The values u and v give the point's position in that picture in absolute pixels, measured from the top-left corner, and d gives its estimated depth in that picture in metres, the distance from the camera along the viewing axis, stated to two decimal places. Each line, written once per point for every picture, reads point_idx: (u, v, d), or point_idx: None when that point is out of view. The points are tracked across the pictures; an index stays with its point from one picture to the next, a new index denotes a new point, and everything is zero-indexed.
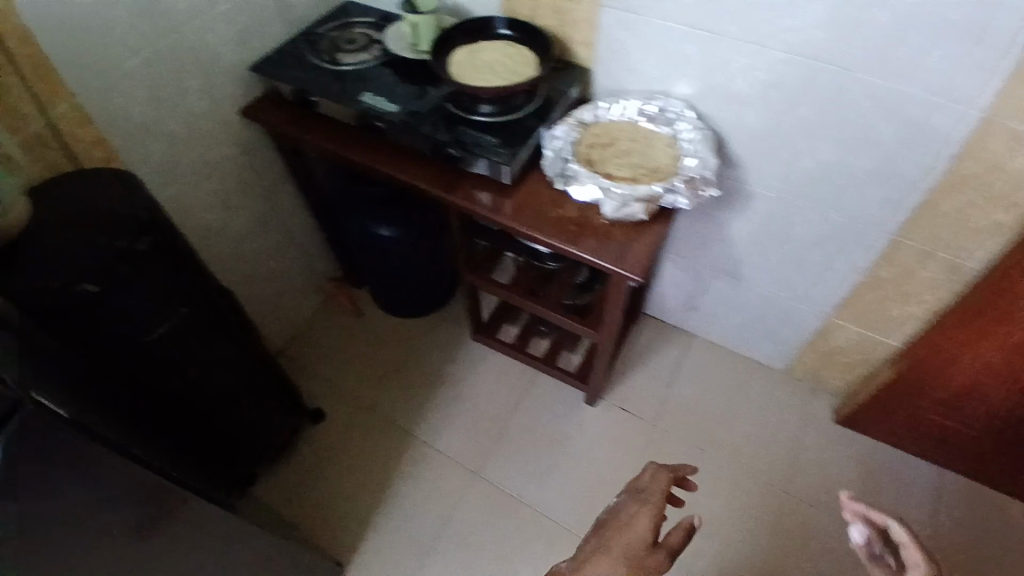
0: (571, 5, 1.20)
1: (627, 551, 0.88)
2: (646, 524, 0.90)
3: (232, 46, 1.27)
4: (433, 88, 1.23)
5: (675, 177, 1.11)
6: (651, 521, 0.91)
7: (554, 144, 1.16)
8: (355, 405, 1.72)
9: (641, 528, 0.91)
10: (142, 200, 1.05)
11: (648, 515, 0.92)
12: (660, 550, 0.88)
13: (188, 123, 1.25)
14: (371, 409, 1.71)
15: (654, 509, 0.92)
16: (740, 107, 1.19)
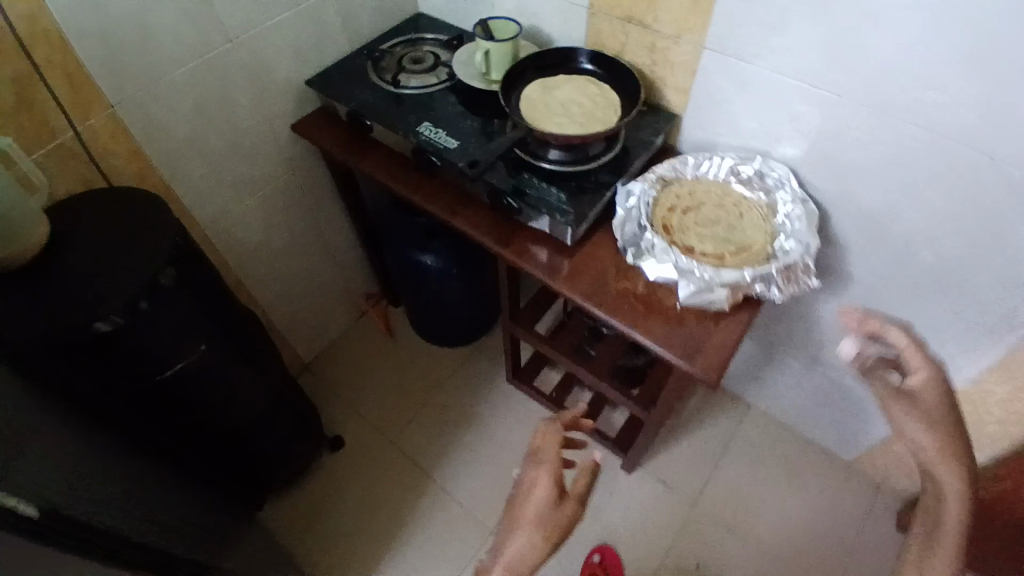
0: (669, 46, 1.05)
1: (535, 525, 0.78)
2: (546, 487, 0.79)
3: (289, 56, 1.17)
4: (500, 127, 1.10)
5: (770, 260, 0.94)
6: (552, 483, 0.80)
7: (630, 206, 1.00)
8: (375, 438, 1.59)
9: (543, 492, 0.80)
10: (171, 228, 0.96)
11: (548, 479, 0.81)
12: (572, 502, 0.79)
13: (231, 137, 1.16)
14: (391, 444, 1.58)
15: (551, 468, 0.81)
16: (853, 181, 1.01)
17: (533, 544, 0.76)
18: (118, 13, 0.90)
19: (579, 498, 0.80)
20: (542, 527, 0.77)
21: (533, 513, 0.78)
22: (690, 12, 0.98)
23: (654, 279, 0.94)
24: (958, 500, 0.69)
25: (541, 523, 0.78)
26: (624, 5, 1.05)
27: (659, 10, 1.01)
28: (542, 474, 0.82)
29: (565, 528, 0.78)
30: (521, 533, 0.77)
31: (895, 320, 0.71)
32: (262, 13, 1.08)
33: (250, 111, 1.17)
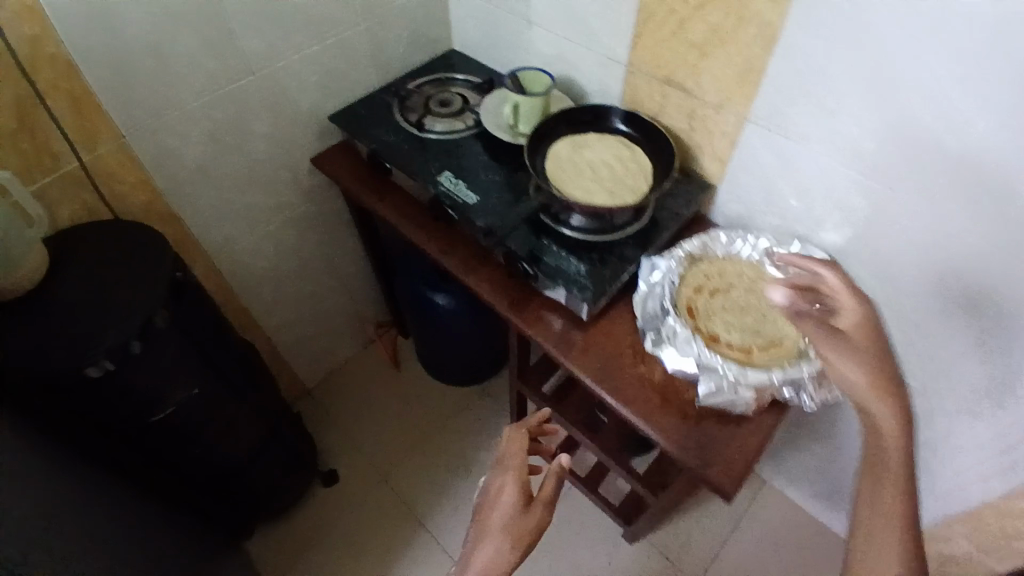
0: (710, 113, 0.98)
1: (503, 531, 0.80)
2: (514, 490, 0.82)
3: (314, 90, 1.13)
4: (523, 183, 1.04)
5: (803, 360, 0.86)
6: (519, 485, 0.85)
7: (652, 282, 0.94)
8: (370, 471, 1.49)
9: (509, 497, 0.84)
10: (166, 267, 0.93)
11: (515, 482, 0.85)
12: (541, 506, 0.82)
13: (247, 167, 1.12)
14: (386, 481, 1.48)
15: (517, 470, 0.86)
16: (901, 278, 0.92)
17: (501, 550, 0.78)
18: (133, 40, 0.87)
19: (547, 500, 0.82)
20: (511, 530, 0.80)
21: (502, 517, 0.81)
22: (736, 81, 0.92)
23: (674, 370, 0.86)
24: (906, 436, 0.64)
25: (506, 530, 0.80)
26: (665, 67, 0.99)
27: (702, 77, 0.95)
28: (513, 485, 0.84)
29: (533, 533, 0.80)
30: (491, 539, 0.79)
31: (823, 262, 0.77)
32: (286, 44, 1.04)
33: (270, 143, 1.13)
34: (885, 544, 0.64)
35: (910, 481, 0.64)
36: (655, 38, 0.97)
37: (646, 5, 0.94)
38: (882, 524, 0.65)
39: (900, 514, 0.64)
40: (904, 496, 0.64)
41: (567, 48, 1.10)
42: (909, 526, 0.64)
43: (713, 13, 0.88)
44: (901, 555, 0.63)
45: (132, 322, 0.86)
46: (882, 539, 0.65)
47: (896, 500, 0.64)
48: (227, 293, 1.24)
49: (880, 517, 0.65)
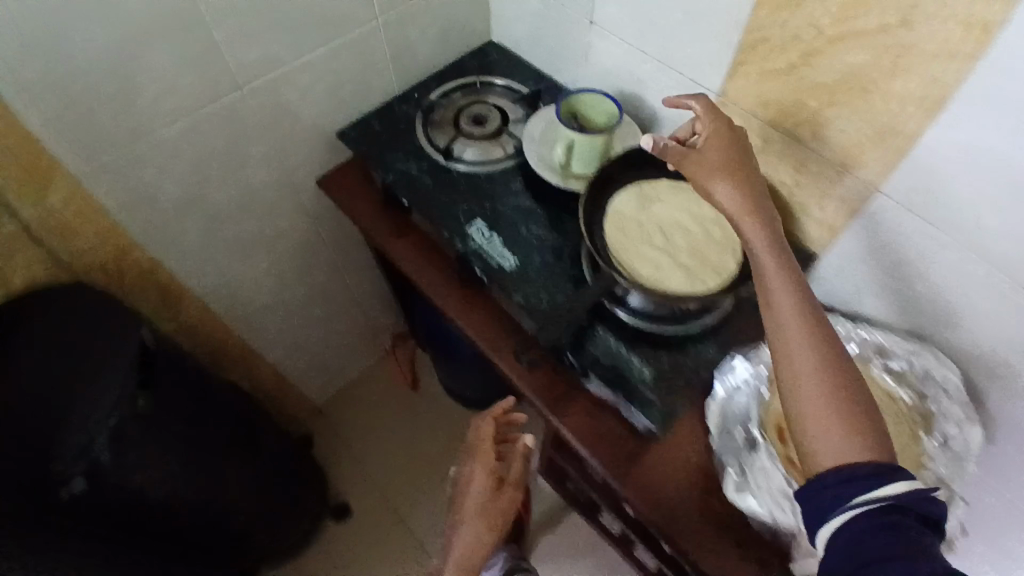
0: (828, 172, 0.75)
1: (481, 515, 0.81)
2: (487, 481, 0.82)
3: (322, 104, 0.90)
4: (574, 244, 0.84)
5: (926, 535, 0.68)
6: (490, 472, 0.84)
7: (734, 393, 0.75)
8: (387, 506, 1.34)
9: (481, 485, 0.83)
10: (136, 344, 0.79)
11: (486, 469, 0.84)
12: (510, 488, 0.83)
13: (242, 199, 0.91)
14: (402, 519, 1.32)
15: (488, 458, 0.85)
16: None
17: (478, 534, 0.80)
18: (86, 69, 0.67)
19: (513, 484, 0.84)
20: (471, 541, 0.80)
21: (480, 504, 0.81)
22: (870, 140, 0.69)
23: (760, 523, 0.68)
24: (777, 251, 0.58)
25: (481, 507, 0.82)
26: (773, 107, 0.75)
27: (826, 127, 0.72)
28: (477, 495, 0.82)
29: (501, 513, 0.82)
30: (468, 522, 0.81)
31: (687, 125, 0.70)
32: (287, 53, 0.81)
33: (268, 168, 0.92)
34: (810, 376, 0.51)
35: (803, 284, 0.56)
36: (763, 69, 0.73)
37: (757, 27, 0.70)
38: (793, 354, 0.53)
39: (808, 332, 0.53)
40: (808, 317, 0.54)
41: (639, 62, 0.85)
42: (824, 339, 0.53)
43: (854, 51, 0.64)
44: (829, 377, 0.51)
45: (101, 420, 0.74)
46: (805, 370, 0.52)
47: (803, 321, 0.54)
48: (222, 334, 1.06)
49: (784, 354, 0.53)
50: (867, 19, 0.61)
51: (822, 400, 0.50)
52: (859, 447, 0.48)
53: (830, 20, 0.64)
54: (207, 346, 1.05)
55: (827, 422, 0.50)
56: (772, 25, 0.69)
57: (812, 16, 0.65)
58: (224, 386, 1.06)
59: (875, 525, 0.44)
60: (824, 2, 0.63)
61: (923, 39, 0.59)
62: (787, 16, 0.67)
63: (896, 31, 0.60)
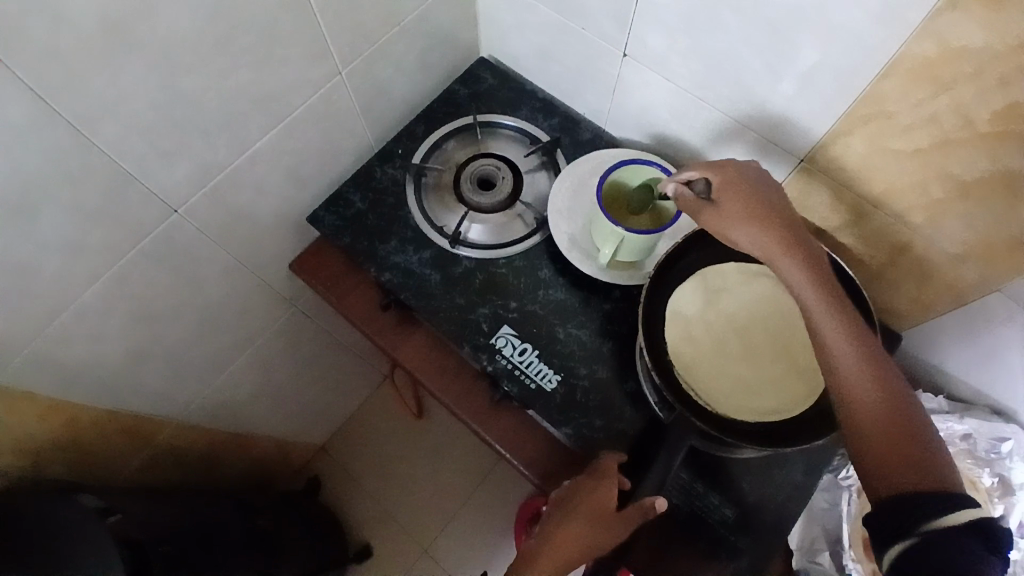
0: (938, 262, 0.61)
1: (573, 539, 0.59)
2: (595, 510, 0.59)
3: (282, 189, 0.70)
4: (625, 349, 0.69)
5: None
6: (602, 506, 0.59)
7: (817, 505, 0.65)
8: (410, 542, 1.26)
9: (585, 516, 0.59)
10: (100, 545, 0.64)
11: (596, 502, 0.59)
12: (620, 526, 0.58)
13: (202, 315, 0.73)
14: (426, 553, 1.25)
15: (604, 492, 0.59)
16: None
17: (563, 558, 0.59)
18: None
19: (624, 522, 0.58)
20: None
21: (577, 533, 0.59)
22: (1009, 245, 0.54)
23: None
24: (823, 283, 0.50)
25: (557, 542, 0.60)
26: (880, 187, 0.58)
27: (948, 220, 0.56)
28: (562, 532, 0.59)
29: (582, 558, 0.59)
30: (555, 544, 0.59)
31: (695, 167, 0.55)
32: (226, 150, 0.61)
33: (229, 272, 0.73)
34: (868, 406, 0.45)
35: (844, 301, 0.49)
36: (874, 146, 0.56)
37: (876, 99, 0.53)
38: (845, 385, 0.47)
39: (858, 358, 0.47)
40: (855, 344, 0.47)
41: (695, 109, 0.68)
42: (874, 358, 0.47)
43: (1013, 153, 0.48)
44: (885, 410, 0.45)
45: None
46: (861, 398, 0.46)
47: (853, 348, 0.47)
48: (208, 433, 0.92)
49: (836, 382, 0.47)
50: None
51: (881, 432, 0.44)
52: (921, 475, 0.42)
53: (987, 112, 0.48)
54: (191, 457, 0.91)
55: (886, 456, 0.44)
56: (899, 101, 0.52)
57: (962, 105, 0.48)
58: (223, 498, 0.92)
59: (930, 550, 0.38)
60: (985, 89, 0.46)
61: None
62: (924, 97, 0.50)
63: None
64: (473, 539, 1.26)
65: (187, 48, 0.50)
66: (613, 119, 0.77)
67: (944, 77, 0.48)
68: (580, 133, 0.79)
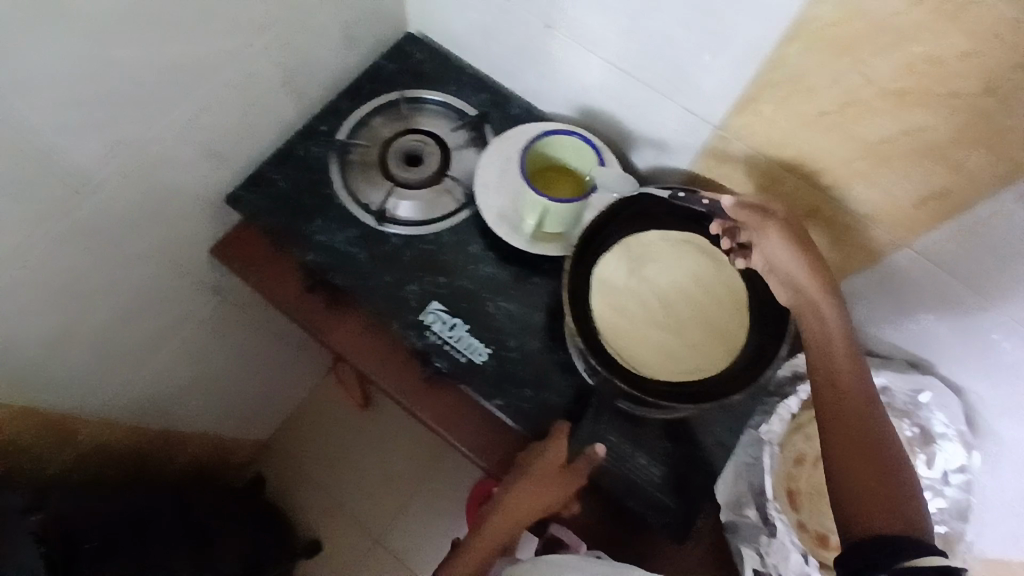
0: (852, 225, 0.62)
1: (524, 503, 0.61)
2: (546, 472, 0.61)
3: (198, 169, 0.67)
4: (557, 321, 0.70)
5: None
6: (550, 469, 0.61)
7: (742, 459, 0.68)
8: (360, 533, 1.25)
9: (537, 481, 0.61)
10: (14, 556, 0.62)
11: (546, 466, 0.61)
12: (567, 485, 0.61)
13: (120, 304, 0.70)
14: (378, 543, 1.24)
15: (554, 457, 0.61)
16: None
17: (513, 518, 0.62)
18: None
19: (574, 478, 0.62)
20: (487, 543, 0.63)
21: (529, 498, 0.61)
22: (915, 204, 0.56)
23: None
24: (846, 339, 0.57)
25: (512, 506, 0.62)
26: (794, 153, 0.60)
27: (858, 183, 0.58)
28: (518, 496, 0.61)
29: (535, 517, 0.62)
30: (506, 504, 0.62)
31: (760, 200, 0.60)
32: (133, 127, 0.57)
33: (146, 258, 0.69)
34: (857, 446, 0.51)
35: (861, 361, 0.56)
36: (787, 112, 0.57)
37: (787, 65, 0.53)
38: (839, 424, 0.53)
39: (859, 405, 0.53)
40: (860, 392, 0.54)
41: (618, 81, 0.67)
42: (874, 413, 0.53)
43: (914, 111, 0.50)
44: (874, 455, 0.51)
45: None
46: (851, 439, 0.52)
47: (854, 394, 0.54)
48: (138, 429, 0.88)
49: (832, 419, 0.54)
50: (939, 82, 0.47)
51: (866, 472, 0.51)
52: (896, 523, 0.48)
53: (889, 73, 0.49)
54: (119, 454, 0.88)
55: (867, 496, 0.49)
56: (808, 66, 0.52)
57: (865, 66, 0.49)
58: (156, 496, 0.88)
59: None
60: (887, 51, 0.48)
61: (1009, 114, 0.46)
62: (831, 61, 0.51)
63: (974, 98, 0.46)
64: (425, 526, 1.25)
65: (80, 15, 0.47)
66: (544, 95, 0.76)
67: (848, 39, 0.49)
68: (510, 108, 0.78)
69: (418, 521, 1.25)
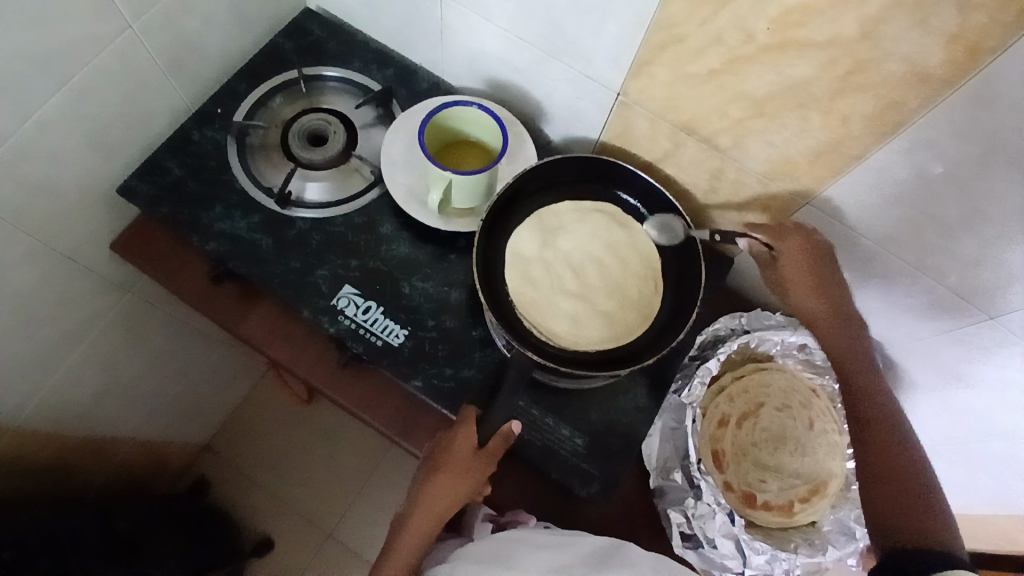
0: (751, 183, 0.63)
1: (442, 492, 0.60)
2: (460, 458, 0.60)
3: (83, 161, 0.63)
4: (474, 297, 0.69)
5: (833, 516, 0.66)
6: (462, 452, 0.60)
7: (667, 425, 0.66)
8: (314, 528, 1.22)
9: (453, 469, 0.60)
10: None
11: (459, 450, 0.60)
12: (481, 466, 0.61)
13: (16, 306, 0.64)
14: (332, 536, 1.22)
15: (466, 441, 0.61)
16: (975, 398, 0.66)
17: (433, 510, 0.60)
18: None
19: (489, 456, 0.61)
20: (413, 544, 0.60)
21: (445, 488, 0.60)
22: (809, 158, 0.56)
23: (700, 566, 0.66)
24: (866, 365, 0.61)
25: (432, 497, 0.60)
26: (688, 113, 0.59)
27: (753, 141, 0.58)
28: (437, 485, 0.60)
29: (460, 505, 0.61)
30: (425, 496, 0.61)
31: (776, 231, 0.62)
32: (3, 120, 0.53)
33: (39, 260, 0.64)
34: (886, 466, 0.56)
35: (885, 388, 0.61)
36: (676, 72, 0.56)
37: (666, 24, 0.52)
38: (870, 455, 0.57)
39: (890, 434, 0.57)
40: (889, 416, 0.58)
41: (516, 50, 0.65)
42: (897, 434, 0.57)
43: (793, 62, 0.49)
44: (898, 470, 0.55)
45: None
46: (880, 461, 0.56)
47: (881, 417, 0.58)
48: (64, 441, 0.83)
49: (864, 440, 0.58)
50: (816, 29, 0.46)
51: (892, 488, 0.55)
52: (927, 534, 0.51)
53: (766, 25, 0.48)
54: (41, 468, 0.80)
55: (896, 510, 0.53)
56: (687, 23, 0.51)
57: (742, 19, 0.48)
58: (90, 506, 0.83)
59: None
60: (760, 2, 0.47)
61: (884, 58, 0.46)
62: (708, 15, 0.50)
63: (851, 44, 0.46)
64: (380, 514, 1.23)
65: None
66: (448, 68, 0.74)
67: None
68: (418, 82, 0.76)
69: (373, 509, 1.23)
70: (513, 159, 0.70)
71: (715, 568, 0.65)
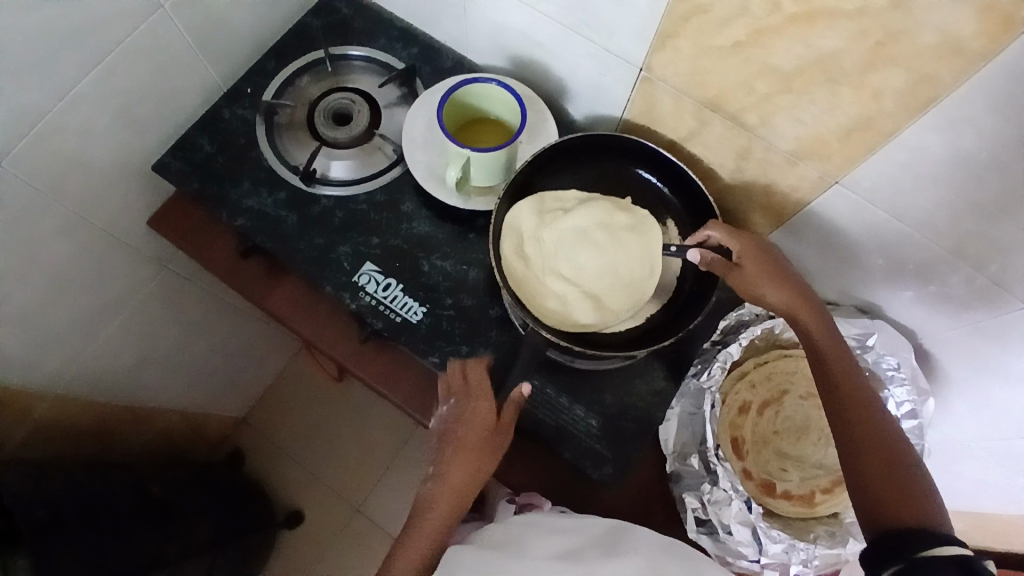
0: (778, 163, 0.61)
1: (469, 455, 0.59)
2: (481, 420, 0.60)
3: (118, 137, 0.65)
4: (491, 277, 0.69)
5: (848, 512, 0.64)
6: (485, 411, 0.61)
7: (683, 411, 0.65)
8: (341, 503, 1.25)
9: (477, 432, 0.60)
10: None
11: (481, 409, 0.61)
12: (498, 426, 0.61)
13: (57, 276, 0.68)
14: (357, 511, 1.25)
15: (484, 404, 0.61)
16: (1010, 393, 0.63)
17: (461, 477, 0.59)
18: None
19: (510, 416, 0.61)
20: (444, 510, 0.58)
21: (471, 451, 0.59)
22: (837, 136, 0.54)
23: (715, 553, 0.64)
24: (833, 340, 0.57)
25: (461, 460, 0.59)
26: (712, 89, 0.58)
27: (779, 117, 0.56)
28: (462, 453, 0.59)
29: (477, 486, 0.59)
30: (454, 463, 0.59)
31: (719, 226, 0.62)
32: (39, 94, 0.55)
33: (77, 231, 0.67)
34: (869, 441, 0.51)
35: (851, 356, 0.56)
36: (699, 45, 0.55)
37: None
38: (854, 431, 0.52)
39: (865, 414, 0.52)
40: (857, 386, 0.54)
41: (539, 26, 0.64)
42: (863, 403, 0.53)
43: (820, 31, 0.47)
44: (879, 442, 0.50)
45: None
46: (857, 435, 0.51)
47: (852, 390, 0.53)
48: (103, 408, 0.87)
49: (838, 415, 0.53)
50: None
51: (874, 462, 0.50)
52: (918, 517, 0.46)
53: None
54: (80, 432, 0.85)
55: (884, 494, 0.48)
56: None
57: None
58: (126, 472, 0.88)
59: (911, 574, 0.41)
60: None
61: (917, 27, 0.43)
62: None
63: (881, 13, 0.44)
64: (404, 493, 1.25)
65: None
66: (472, 46, 0.74)
67: None
68: (442, 61, 0.76)
69: (397, 488, 1.26)
70: (534, 136, 0.69)
71: (729, 554, 0.64)
